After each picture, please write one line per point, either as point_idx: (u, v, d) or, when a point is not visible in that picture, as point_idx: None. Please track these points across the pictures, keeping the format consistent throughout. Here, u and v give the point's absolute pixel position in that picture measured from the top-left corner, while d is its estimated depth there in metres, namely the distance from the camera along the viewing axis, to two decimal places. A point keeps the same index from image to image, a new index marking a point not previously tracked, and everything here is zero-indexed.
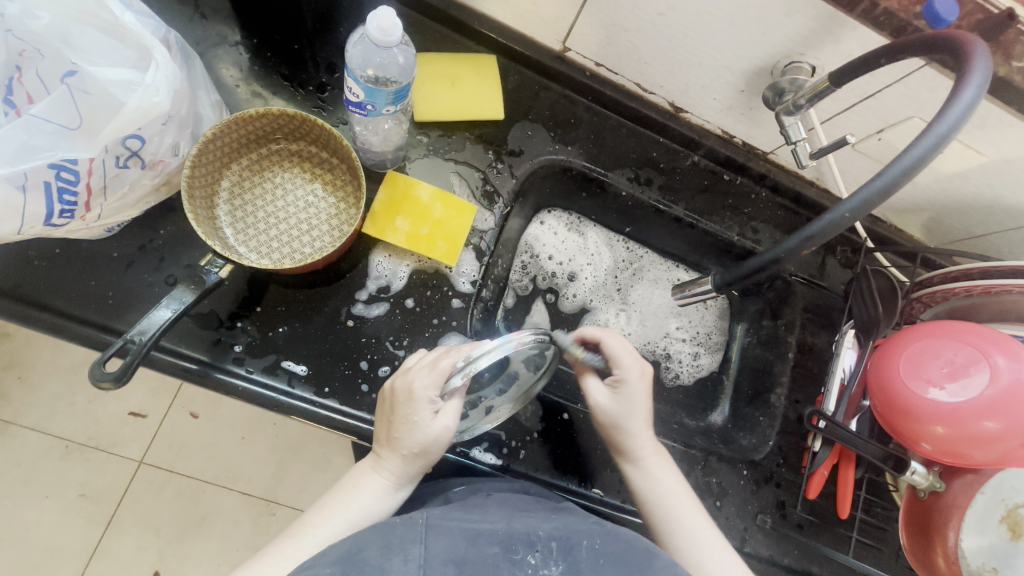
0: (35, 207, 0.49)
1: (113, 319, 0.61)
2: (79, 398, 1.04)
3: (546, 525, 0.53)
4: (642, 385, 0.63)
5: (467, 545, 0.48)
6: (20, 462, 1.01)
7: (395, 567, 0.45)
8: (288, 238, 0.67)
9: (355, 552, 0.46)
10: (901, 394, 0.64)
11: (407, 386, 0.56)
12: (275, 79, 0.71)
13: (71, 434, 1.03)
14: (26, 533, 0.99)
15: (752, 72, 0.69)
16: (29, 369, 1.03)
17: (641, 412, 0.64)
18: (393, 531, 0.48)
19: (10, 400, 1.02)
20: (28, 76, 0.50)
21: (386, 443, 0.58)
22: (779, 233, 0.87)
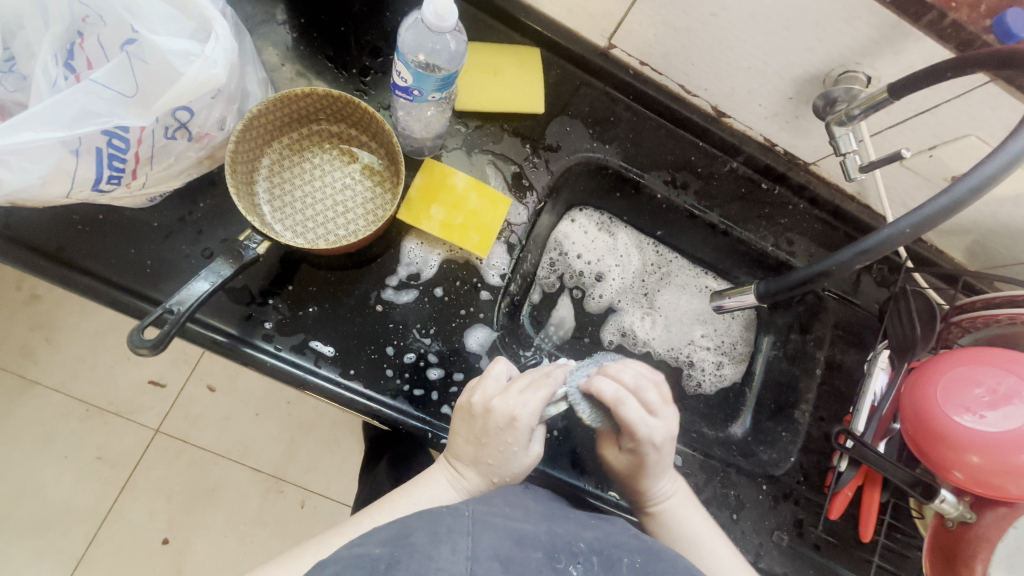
0: (86, 171, 0.50)
1: (150, 287, 0.62)
2: (102, 362, 1.06)
3: (586, 538, 0.54)
4: (659, 451, 0.59)
5: (512, 545, 0.49)
6: (42, 421, 1.03)
7: (443, 556, 0.45)
8: (324, 219, 0.67)
9: (404, 535, 0.46)
10: (938, 420, 0.62)
11: (508, 413, 0.56)
12: (319, 59, 0.72)
13: (93, 398, 1.05)
14: (43, 491, 1.02)
15: (803, 80, 0.67)
16: (55, 332, 1.06)
17: (662, 470, 0.61)
18: (441, 521, 0.48)
19: (36, 360, 1.05)
20: (89, 42, 0.51)
21: (471, 462, 0.58)
22: (814, 246, 0.85)
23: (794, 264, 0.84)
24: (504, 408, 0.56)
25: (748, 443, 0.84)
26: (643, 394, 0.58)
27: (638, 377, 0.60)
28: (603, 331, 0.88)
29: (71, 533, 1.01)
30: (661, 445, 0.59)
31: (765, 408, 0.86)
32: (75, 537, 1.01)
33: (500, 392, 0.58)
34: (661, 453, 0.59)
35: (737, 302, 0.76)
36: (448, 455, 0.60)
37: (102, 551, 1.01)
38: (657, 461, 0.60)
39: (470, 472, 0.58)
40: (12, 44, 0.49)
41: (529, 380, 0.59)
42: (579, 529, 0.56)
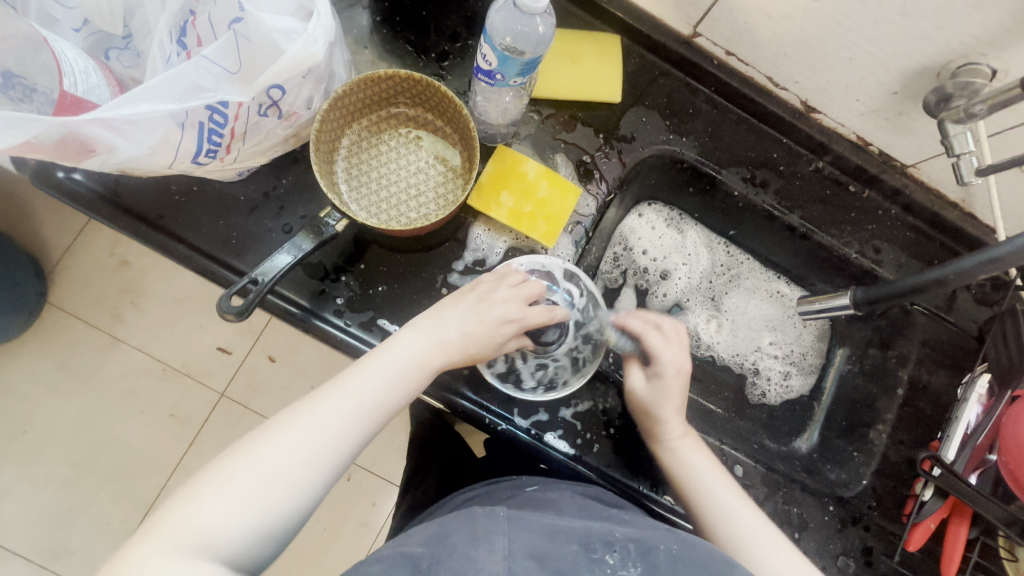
0: (188, 144, 0.52)
1: (235, 258, 0.65)
2: (179, 327, 1.14)
3: (620, 531, 0.53)
4: (679, 380, 0.63)
5: (547, 541, 0.49)
6: (125, 376, 1.12)
7: (481, 556, 0.45)
8: (397, 201, 0.69)
9: (444, 538, 0.48)
10: None
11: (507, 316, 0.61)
12: (400, 43, 0.73)
13: (170, 359, 1.13)
14: (123, 440, 1.11)
15: (913, 73, 0.62)
16: (141, 296, 1.14)
17: (676, 403, 0.63)
18: (477, 522, 0.50)
19: (124, 320, 1.14)
20: (199, 20, 0.52)
21: (456, 325, 0.59)
22: (904, 255, 0.78)
23: (880, 273, 0.78)
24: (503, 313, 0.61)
25: (813, 461, 0.80)
26: (663, 327, 0.64)
27: (658, 317, 0.65)
28: None
29: (145, 482, 1.10)
30: (674, 377, 0.62)
31: (836, 425, 0.81)
32: (149, 485, 1.10)
33: (511, 285, 0.63)
34: (675, 384, 0.62)
35: (821, 309, 0.72)
36: (420, 325, 0.59)
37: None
38: (672, 392, 0.62)
39: (445, 341, 0.58)
40: (130, 21, 0.53)
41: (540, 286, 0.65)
42: (612, 524, 0.55)
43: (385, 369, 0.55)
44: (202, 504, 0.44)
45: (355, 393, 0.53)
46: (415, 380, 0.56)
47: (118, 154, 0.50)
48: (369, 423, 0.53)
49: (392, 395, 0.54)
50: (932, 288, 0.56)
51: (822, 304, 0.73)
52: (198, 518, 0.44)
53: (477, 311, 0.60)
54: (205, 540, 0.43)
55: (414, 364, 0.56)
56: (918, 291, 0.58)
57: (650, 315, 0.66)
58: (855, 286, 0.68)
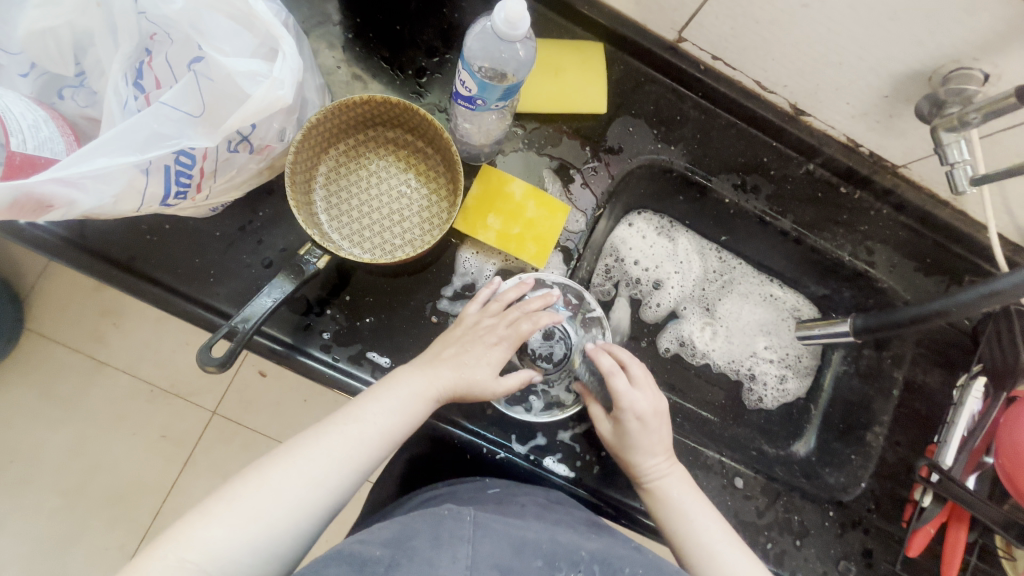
0: (155, 188, 0.50)
1: (213, 296, 0.63)
2: (163, 347, 1.11)
3: (589, 545, 0.51)
4: (647, 424, 0.61)
5: (513, 553, 0.47)
6: (113, 400, 1.09)
7: (443, 563, 0.44)
8: (380, 228, 0.66)
9: (406, 539, 0.46)
10: None
11: (490, 331, 0.62)
12: (375, 61, 0.70)
13: (156, 379, 1.10)
14: (114, 465, 1.08)
15: (904, 77, 0.60)
16: (121, 317, 1.10)
17: (648, 446, 0.61)
18: (442, 525, 0.48)
19: (107, 344, 1.10)
20: (157, 60, 0.50)
21: (449, 364, 0.59)
22: (897, 256, 0.78)
23: (873, 275, 0.77)
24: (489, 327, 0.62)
25: (812, 464, 0.80)
26: (629, 369, 0.63)
27: (626, 355, 0.65)
28: (661, 339, 0.84)
29: (139, 506, 1.08)
30: (645, 417, 0.61)
31: (833, 427, 0.81)
32: (143, 509, 1.08)
33: (497, 312, 0.63)
34: (644, 427, 0.61)
35: (825, 333, 0.74)
36: (418, 364, 0.59)
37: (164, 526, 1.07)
38: (641, 433, 0.61)
39: (445, 378, 0.58)
40: (82, 59, 0.50)
41: (525, 311, 0.64)
42: (581, 536, 0.53)
43: (390, 398, 0.56)
44: (209, 521, 0.45)
45: (360, 419, 0.54)
46: (419, 409, 0.57)
47: (79, 207, 0.46)
48: (375, 449, 0.53)
49: (398, 423, 0.55)
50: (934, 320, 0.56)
51: (823, 330, 0.75)
52: (201, 533, 0.45)
53: (468, 348, 0.61)
54: (206, 553, 0.44)
55: (417, 396, 0.57)
56: (919, 322, 0.58)
57: (620, 352, 0.65)
58: (856, 315, 0.70)
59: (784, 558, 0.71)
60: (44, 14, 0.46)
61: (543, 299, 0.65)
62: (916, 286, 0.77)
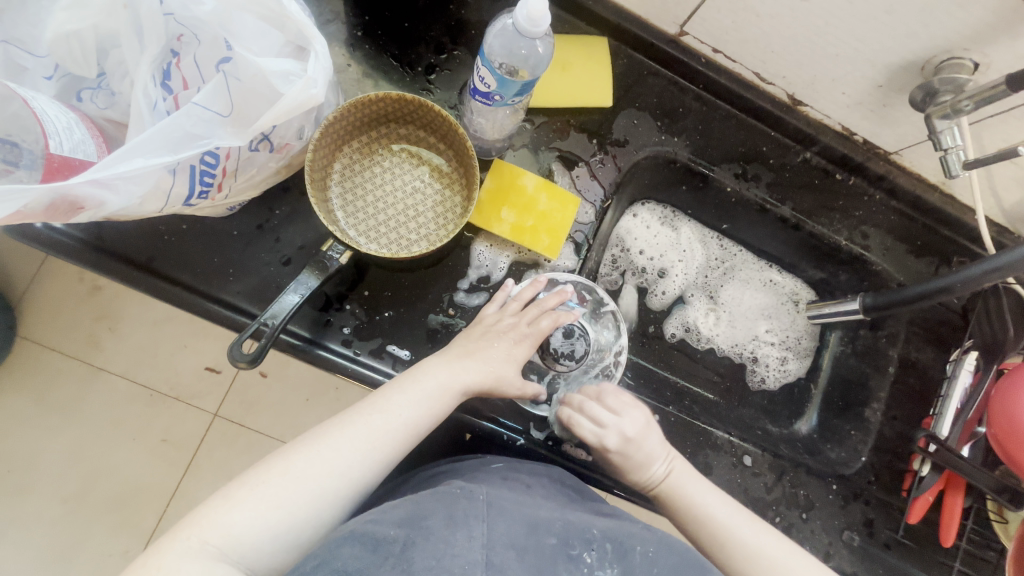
0: (180, 188, 0.50)
1: (234, 295, 0.63)
2: (162, 349, 1.08)
3: (599, 524, 0.51)
4: (630, 443, 0.63)
5: (527, 532, 0.46)
6: (111, 404, 1.06)
7: (459, 543, 0.43)
8: (396, 224, 0.67)
9: (420, 518, 0.45)
10: None
11: (511, 328, 0.65)
12: (384, 58, 0.70)
13: (154, 383, 1.07)
14: (114, 469, 1.05)
15: (898, 67, 0.63)
16: (118, 321, 1.07)
17: (641, 460, 0.63)
18: (456, 505, 0.46)
19: (102, 348, 1.07)
20: (185, 61, 0.51)
21: (475, 360, 0.61)
22: (890, 239, 0.81)
23: (869, 258, 0.81)
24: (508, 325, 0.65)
25: (814, 441, 0.83)
26: (602, 400, 0.65)
27: (582, 397, 0.67)
28: (667, 325, 0.87)
29: (142, 512, 1.05)
30: (625, 444, 0.63)
31: (833, 405, 0.84)
32: (147, 512, 1.05)
33: (516, 313, 0.66)
34: (628, 451, 0.63)
35: (834, 310, 0.77)
36: (445, 358, 0.60)
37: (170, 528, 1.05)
38: (632, 454, 0.63)
39: (469, 373, 0.59)
40: (105, 61, 0.50)
41: (543, 309, 0.67)
42: (591, 516, 0.53)
43: (414, 392, 0.56)
44: (235, 506, 0.46)
45: (386, 410, 0.54)
46: (445, 402, 0.57)
47: (109, 208, 0.47)
48: (399, 440, 0.54)
49: (423, 416, 0.55)
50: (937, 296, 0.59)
51: (832, 309, 0.78)
52: (227, 519, 0.45)
53: (491, 346, 0.63)
54: (229, 540, 0.45)
55: (442, 390, 0.57)
56: (926, 299, 0.61)
57: (575, 396, 0.67)
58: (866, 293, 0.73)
59: (792, 531, 0.74)
60: (72, 16, 0.47)
61: (558, 296, 0.68)
62: (908, 267, 0.81)
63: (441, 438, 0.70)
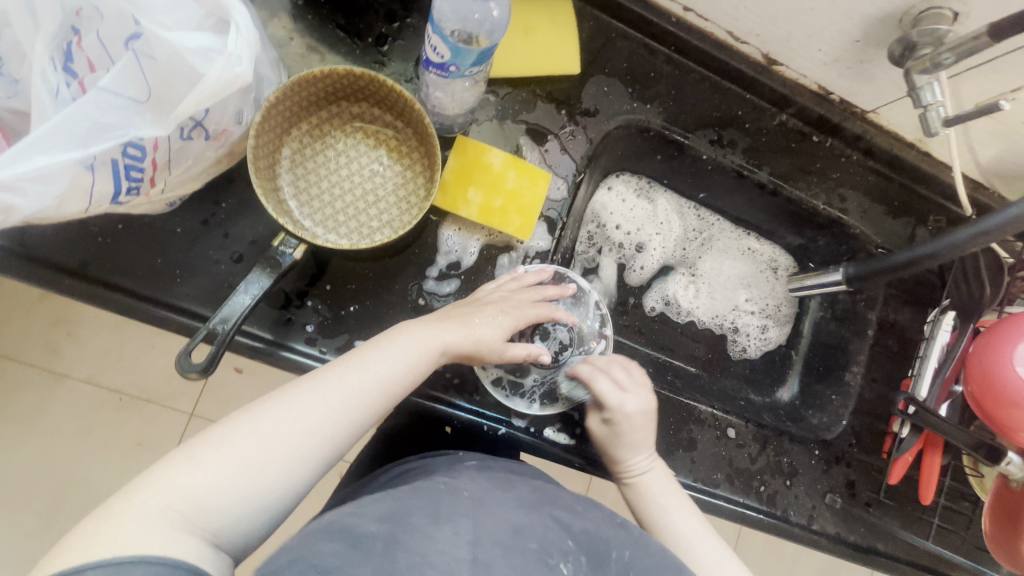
0: (104, 186, 0.45)
1: (182, 297, 0.58)
2: (126, 351, 1.02)
3: (581, 526, 0.48)
4: (635, 421, 0.62)
5: (507, 534, 0.44)
6: (76, 413, 1.00)
7: (441, 542, 0.41)
8: (355, 211, 0.63)
9: (403, 516, 0.43)
10: (1003, 383, 0.60)
11: (497, 301, 0.61)
12: (331, 29, 0.64)
13: (123, 386, 1.01)
14: (89, 479, 0.99)
15: (876, 20, 0.60)
16: (76, 325, 1.01)
17: (634, 442, 0.62)
18: (440, 502, 0.46)
19: (62, 354, 1.01)
20: (87, 40, 0.45)
21: (460, 323, 0.56)
22: (868, 201, 0.80)
23: (847, 221, 0.79)
24: (499, 299, 0.61)
25: (796, 408, 0.84)
26: (613, 372, 0.64)
27: (605, 363, 0.65)
28: (646, 299, 0.84)
29: None
30: (633, 417, 0.62)
31: (813, 370, 0.85)
32: None
33: (513, 290, 0.63)
34: (634, 425, 0.62)
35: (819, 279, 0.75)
36: (426, 320, 0.55)
37: None
38: (632, 432, 0.62)
39: (451, 334, 0.55)
40: None
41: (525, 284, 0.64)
42: (572, 513, 0.50)
43: (399, 348, 0.51)
44: (198, 466, 0.39)
45: (363, 365, 0.49)
46: (426, 364, 0.53)
47: (20, 214, 0.41)
48: (381, 403, 0.49)
49: (403, 373, 0.50)
50: (924, 262, 0.57)
51: (812, 281, 0.78)
52: (188, 480, 0.39)
53: (476, 316, 0.58)
54: (194, 502, 0.38)
55: (424, 350, 0.52)
56: (907, 266, 0.59)
57: (600, 360, 0.66)
58: (848, 263, 0.71)
59: (777, 499, 0.74)
60: None
61: (538, 274, 0.65)
62: (886, 229, 0.80)
63: (419, 431, 0.67)
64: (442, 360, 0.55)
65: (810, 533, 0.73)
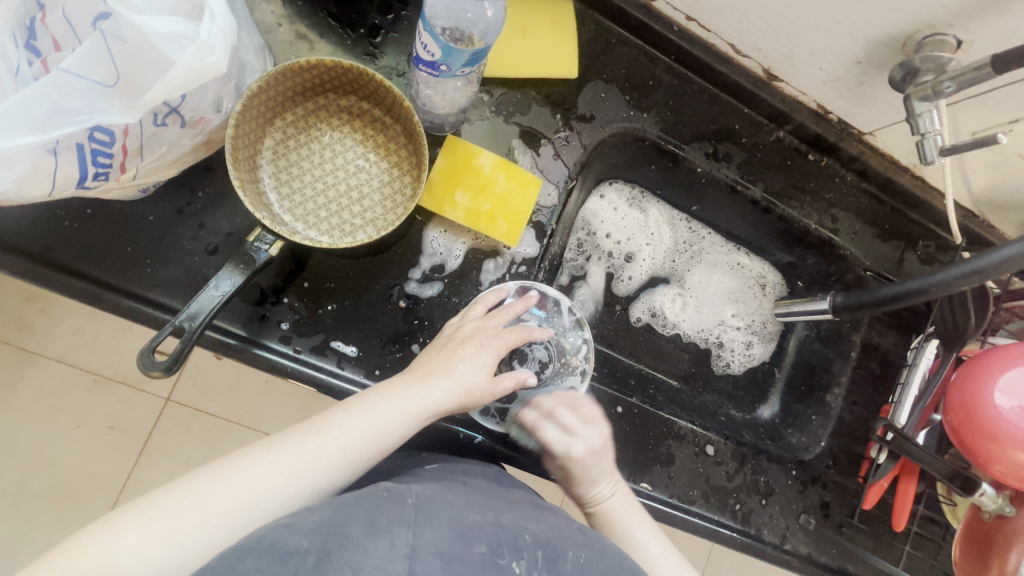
0: (68, 171, 0.43)
1: (151, 288, 0.56)
2: (102, 332, 0.99)
3: (532, 530, 0.47)
4: (595, 457, 0.63)
5: (454, 539, 0.42)
6: (46, 392, 0.97)
7: (379, 552, 0.38)
8: (338, 208, 0.61)
9: (336, 526, 0.39)
10: (974, 415, 0.61)
11: (465, 337, 0.58)
12: (322, 18, 0.62)
13: (97, 367, 0.98)
14: (58, 461, 0.96)
15: (879, 42, 0.60)
16: (51, 302, 0.98)
17: (597, 474, 0.63)
18: (380, 510, 0.41)
19: (34, 332, 0.97)
20: (53, 17, 0.43)
21: (443, 379, 0.54)
22: (859, 222, 0.79)
23: (837, 243, 0.79)
24: (477, 333, 0.59)
25: (776, 426, 0.83)
26: (559, 415, 0.65)
27: (552, 402, 0.66)
28: (633, 310, 0.83)
29: (93, 502, 0.96)
30: (582, 458, 0.62)
31: (795, 389, 0.84)
32: (99, 502, 0.96)
33: (480, 317, 0.61)
34: (586, 464, 0.63)
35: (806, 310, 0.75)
36: (405, 381, 0.54)
37: None
38: (592, 467, 0.63)
39: (438, 393, 0.53)
40: None
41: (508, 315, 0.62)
42: (524, 519, 0.49)
43: (366, 416, 0.50)
44: (125, 535, 0.40)
45: (324, 433, 0.48)
46: (407, 429, 0.52)
47: None
48: (338, 475, 0.48)
49: (368, 442, 0.49)
50: (913, 297, 0.57)
51: (799, 308, 0.77)
52: (110, 548, 0.39)
53: (458, 357, 0.56)
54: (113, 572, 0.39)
55: (395, 420, 0.51)
56: (897, 300, 0.59)
57: (544, 402, 0.66)
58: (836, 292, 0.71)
59: (751, 517, 0.74)
60: None
61: (498, 293, 0.63)
62: (875, 252, 0.79)
63: None
64: (428, 421, 0.54)
65: (783, 553, 0.73)
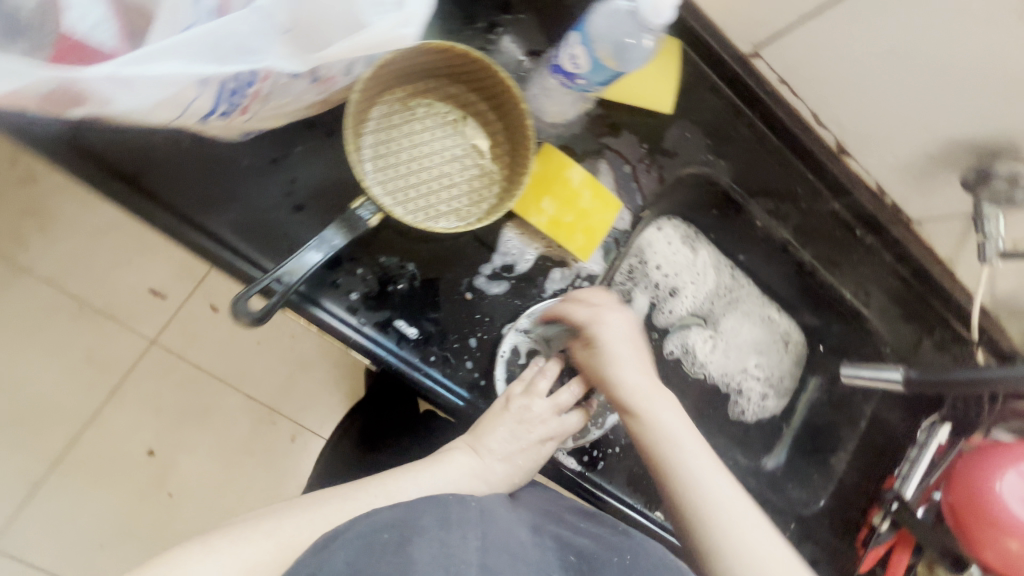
0: (202, 103, 0.42)
1: (231, 233, 0.55)
2: (100, 261, 0.93)
3: (577, 540, 0.52)
4: (615, 331, 0.61)
5: (514, 542, 0.47)
6: (27, 311, 0.91)
7: (453, 543, 0.43)
8: (428, 190, 0.61)
9: (412, 519, 0.44)
10: (977, 502, 0.64)
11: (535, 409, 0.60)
12: (445, 4, 0.63)
13: (82, 294, 0.93)
14: (26, 387, 0.91)
15: (955, 143, 0.65)
16: (50, 220, 0.91)
17: (624, 361, 0.60)
18: (449, 507, 0.46)
19: (26, 247, 0.91)
20: None
21: (502, 462, 0.59)
22: (889, 304, 0.84)
23: (867, 316, 0.83)
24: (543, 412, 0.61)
25: (778, 478, 0.84)
26: (587, 295, 0.63)
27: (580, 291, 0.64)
28: (666, 343, 0.81)
29: (53, 435, 0.91)
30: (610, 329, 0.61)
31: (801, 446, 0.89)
32: (56, 436, 0.91)
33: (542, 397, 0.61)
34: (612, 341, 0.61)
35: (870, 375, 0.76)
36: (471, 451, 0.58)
37: (86, 457, 0.92)
38: (625, 355, 0.60)
39: (496, 473, 0.58)
40: None
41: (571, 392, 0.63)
42: (567, 527, 0.54)
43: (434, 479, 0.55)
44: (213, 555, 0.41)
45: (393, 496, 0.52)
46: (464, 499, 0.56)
47: (115, 107, 0.38)
48: None
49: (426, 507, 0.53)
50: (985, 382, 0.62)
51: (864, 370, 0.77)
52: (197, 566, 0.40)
53: (522, 447, 0.59)
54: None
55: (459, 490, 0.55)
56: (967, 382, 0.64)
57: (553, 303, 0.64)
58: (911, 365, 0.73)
59: None
60: None
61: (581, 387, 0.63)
62: (898, 332, 0.85)
63: None
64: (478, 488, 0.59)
65: None
